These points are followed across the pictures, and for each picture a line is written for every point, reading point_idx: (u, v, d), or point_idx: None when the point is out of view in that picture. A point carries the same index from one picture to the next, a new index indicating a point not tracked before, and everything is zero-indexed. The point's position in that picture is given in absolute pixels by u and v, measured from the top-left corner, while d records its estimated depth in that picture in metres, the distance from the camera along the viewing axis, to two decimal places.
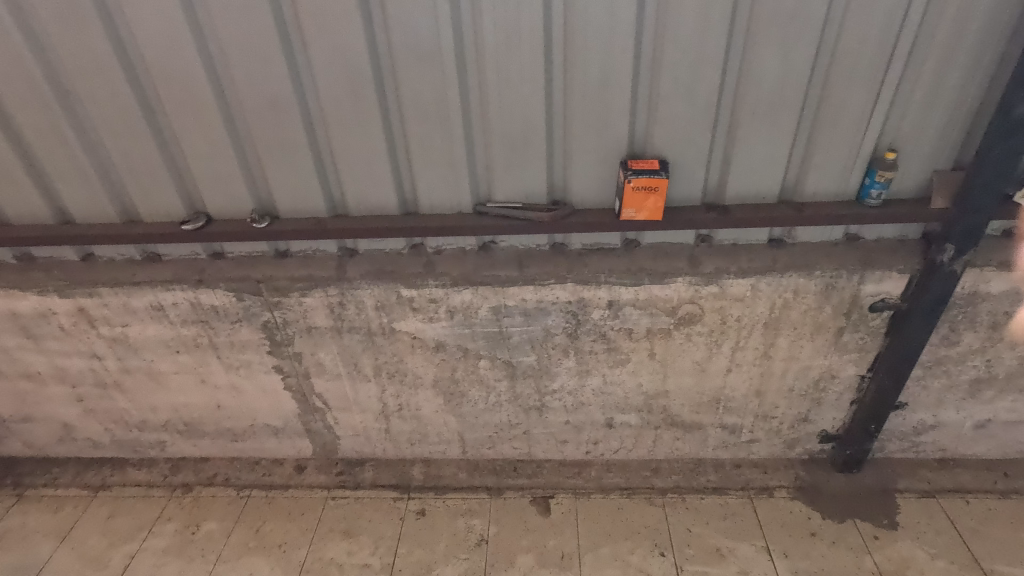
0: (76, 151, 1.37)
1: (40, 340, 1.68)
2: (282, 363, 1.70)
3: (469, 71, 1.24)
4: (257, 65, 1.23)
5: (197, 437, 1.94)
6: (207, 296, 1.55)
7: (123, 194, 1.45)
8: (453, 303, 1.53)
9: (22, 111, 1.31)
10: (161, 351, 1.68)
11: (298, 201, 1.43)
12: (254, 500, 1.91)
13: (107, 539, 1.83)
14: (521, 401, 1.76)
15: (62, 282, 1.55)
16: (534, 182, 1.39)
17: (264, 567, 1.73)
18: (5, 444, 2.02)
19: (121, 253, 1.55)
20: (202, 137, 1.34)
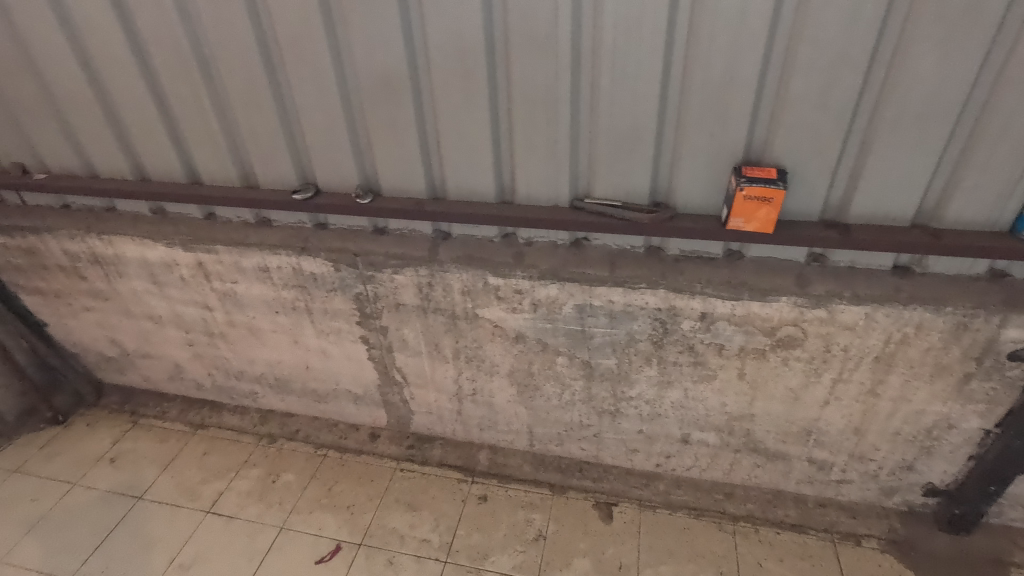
0: (210, 118, 1.48)
1: (163, 286, 1.85)
2: (368, 334, 1.77)
3: (584, 63, 1.21)
4: (378, 46, 1.27)
5: (285, 393, 2.07)
6: (308, 263, 1.63)
7: (246, 161, 1.56)
8: (538, 296, 1.52)
9: (169, 78, 1.44)
10: (263, 310, 1.81)
11: (401, 181, 1.47)
12: (329, 460, 2.02)
13: (201, 474, 2.00)
14: (595, 404, 1.72)
15: (187, 236, 1.69)
16: (636, 181, 1.34)
17: (332, 525, 1.82)
18: (127, 375, 2.26)
19: (237, 215, 1.67)
20: (320, 113, 1.40)
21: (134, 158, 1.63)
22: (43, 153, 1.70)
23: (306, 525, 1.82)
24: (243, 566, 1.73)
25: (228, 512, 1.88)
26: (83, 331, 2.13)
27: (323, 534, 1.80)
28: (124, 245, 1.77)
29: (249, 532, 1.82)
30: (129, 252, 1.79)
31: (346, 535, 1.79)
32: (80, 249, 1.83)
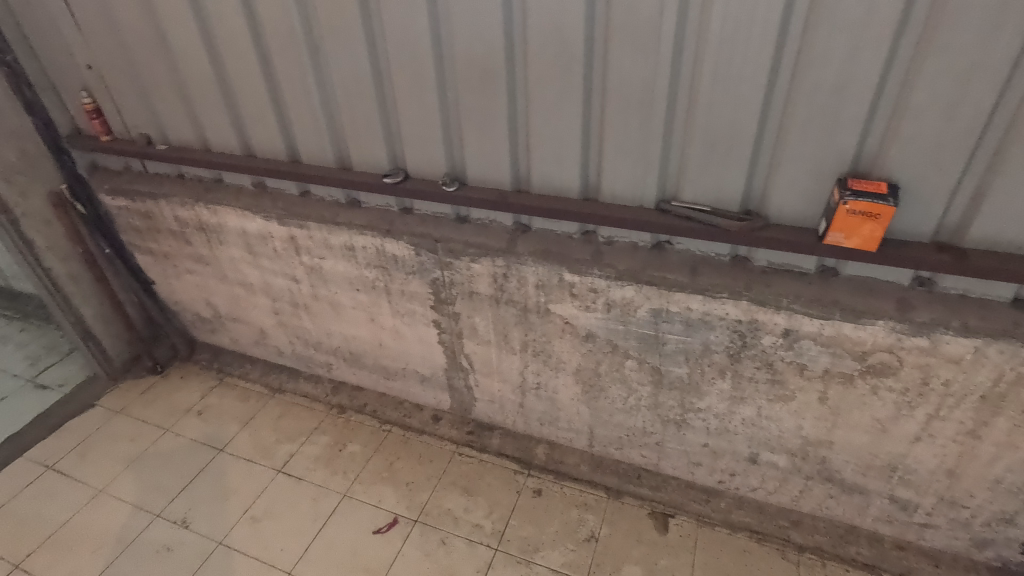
0: (314, 100, 1.56)
1: (257, 256, 1.98)
2: (440, 319, 1.81)
3: (685, 63, 1.18)
4: (478, 38, 1.29)
5: (357, 367, 2.16)
6: (391, 245, 1.69)
7: (342, 143, 1.64)
8: (613, 297, 1.50)
9: (281, 61, 1.53)
10: (344, 286, 1.89)
11: (487, 171, 1.50)
12: (393, 436, 2.09)
13: (275, 435, 2.13)
14: (661, 411, 1.68)
15: (283, 211, 1.80)
16: (729, 186, 1.29)
17: (391, 499, 1.89)
18: (218, 335, 2.44)
19: (330, 195, 1.76)
20: (417, 100, 1.44)
21: (243, 134, 1.75)
22: (166, 126, 1.85)
23: (366, 495, 1.90)
24: (306, 526, 1.82)
25: (297, 474, 1.99)
26: (185, 291, 2.31)
27: (382, 506, 1.86)
28: (227, 215, 1.91)
29: (315, 494, 1.91)
30: (230, 222, 1.92)
31: (403, 510, 1.85)
32: (189, 216, 1.99)
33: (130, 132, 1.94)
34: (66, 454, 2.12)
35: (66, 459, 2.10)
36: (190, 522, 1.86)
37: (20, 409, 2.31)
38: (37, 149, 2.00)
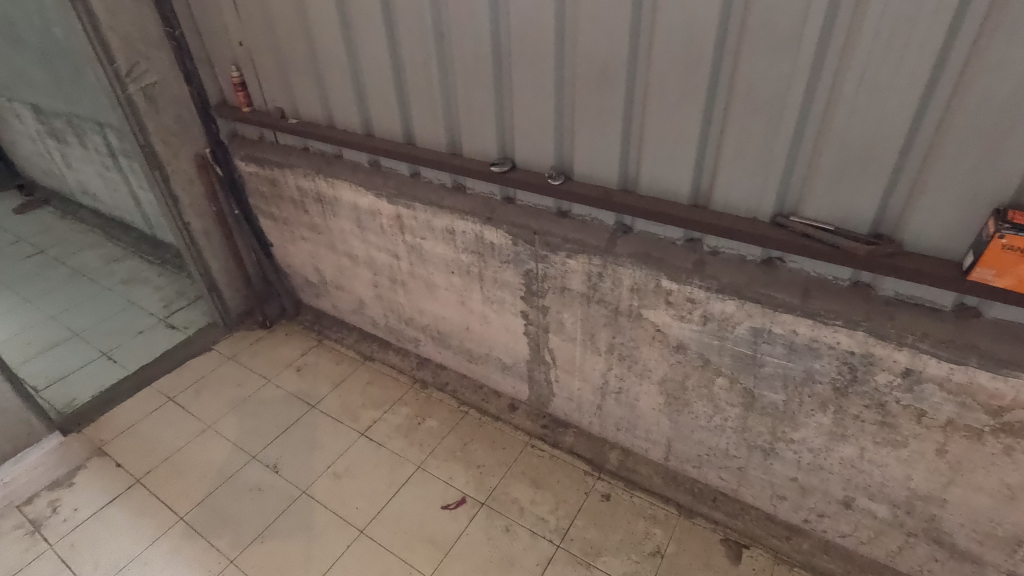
0: (434, 86, 1.62)
1: (365, 231, 2.10)
2: (529, 311, 1.83)
3: (826, 69, 1.10)
4: (603, 33, 1.27)
5: (443, 347, 2.23)
6: (490, 233, 1.72)
7: (455, 129, 1.68)
8: (712, 310, 1.43)
9: (408, 46, 1.59)
10: (441, 268, 1.96)
11: (595, 168, 1.48)
12: (469, 418, 2.15)
13: (362, 400, 2.26)
14: (748, 436, 1.59)
15: (393, 190, 1.89)
16: (859, 206, 1.18)
17: (461, 478, 1.94)
18: (321, 300, 2.62)
19: (437, 178, 1.82)
20: (533, 92, 1.45)
21: (365, 114, 1.85)
22: (298, 101, 2.00)
23: (438, 471, 1.97)
24: (381, 490, 1.92)
25: (378, 440, 2.09)
26: (297, 256, 2.50)
27: (452, 484, 1.92)
28: (342, 189, 2.03)
29: (391, 462, 2.01)
30: (344, 196, 2.05)
31: (472, 491, 1.90)
32: (309, 187, 2.15)
33: (267, 105, 2.12)
34: (185, 389, 2.37)
35: (185, 393, 2.36)
36: (280, 467, 2.02)
37: (153, 344, 2.61)
38: (190, 115, 2.24)
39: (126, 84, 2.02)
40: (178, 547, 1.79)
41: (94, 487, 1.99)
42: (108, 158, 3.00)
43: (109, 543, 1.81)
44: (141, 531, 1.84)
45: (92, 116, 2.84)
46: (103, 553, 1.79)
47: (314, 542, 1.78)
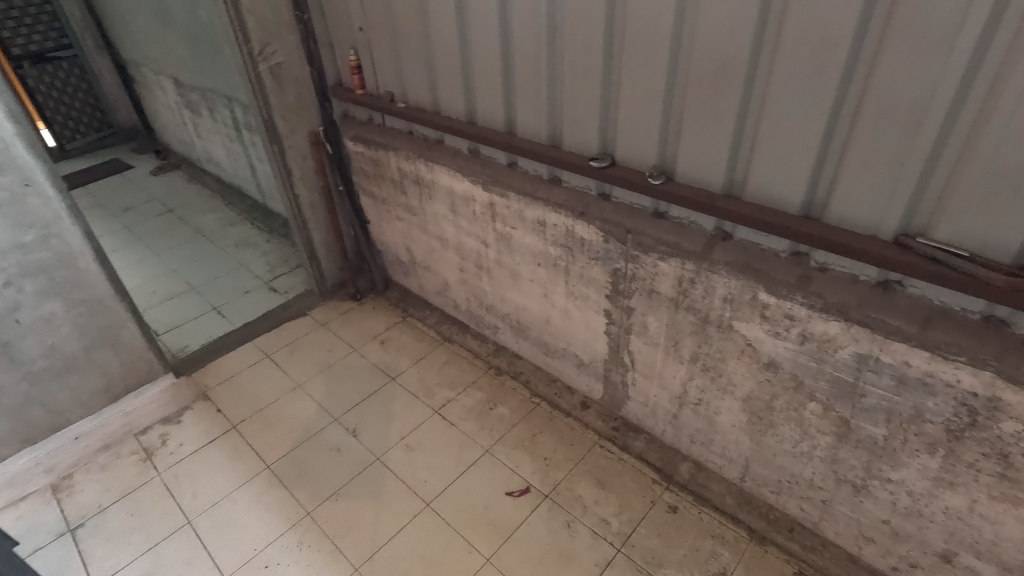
0: (541, 78, 1.62)
1: (458, 216, 2.15)
2: (612, 310, 1.80)
3: (980, 80, 0.99)
4: (725, 30, 1.22)
5: (521, 337, 2.25)
6: (582, 228, 1.71)
7: (557, 121, 1.68)
8: (812, 329, 1.34)
9: (519, 36, 1.60)
10: (527, 259, 1.98)
11: (699, 170, 1.43)
12: (540, 410, 2.16)
13: (438, 379, 2.34)
14: (837, 468, 1.48)
15: (489, 178, 1.92)
16: (1002, 233, 1.06)
17: (527, 468, 1.96)
18: (408, 279, 2.72)
19: (534, 169, 1.83)
20: (642, 89, 1.42)
21: (470, 102, 1.90)
22: (408, 86, 2.08)
23: (506, 457, 1.99)
24: (449, 468, 1.97)
25: (450, 419, 2.16)
26: (391, 235, 2.62)
27: (518, 472, 1.94)
28: (440, 174, 2.09)
29: (461, 442, 2.06)
30: (442, 180, 2.11)
31: (537, 482, 1.91)
32: (409, 169, 2.23)
33: (379, 88, 2.22)
34: (280, 349, 2.56)
35: (280, 352, 2.54)
36: (358, 432, 2.13)
37: (256, 304, 2.84)
38: (309, 94, 2.39)
39: (257, 63, 2.19)
40: (263, 492, 1.94)
41: (197, 427, 2.20)
42: (234, 130, 3.27)
43: (206, 478, 2.00)
44: (234, 472, 2.01)
45: (224, 91, 3.11)
46: (201, 487, 1.97)
47: (383, 507, 1.86)
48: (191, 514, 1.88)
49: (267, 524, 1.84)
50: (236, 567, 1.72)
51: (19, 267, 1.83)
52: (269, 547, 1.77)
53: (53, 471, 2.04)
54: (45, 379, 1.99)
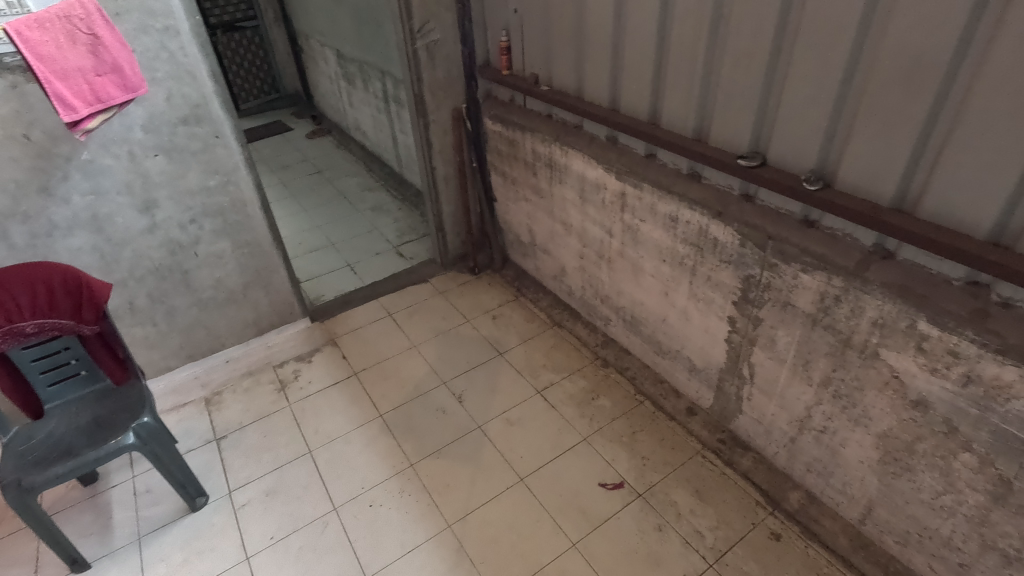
0: (696, 68, 1.55)
1: (586, 203, 2.15)
2: (738, 318, 1.71)
3: None
4: (925, 26, 1.09)
5: (633, 332, 2.22)
6: (717, 228, 1.64)
7: (707, 115, 1.61)
8: (980, 371, 1.18)
9: (679, 23, 1.55)
10: (652, 254, 1.93)
11: (866, 179, 1.30)
12: (642, 409, 2.12)
13: (544, 361, 2.37)
14: (985, 532, 1.30)
15: (624, 167, 1.89)
16: None
17: (623, 463, 1.93)
18: (526, 260, 2.77)
19: (673, 162, 1.76)
20: (811, 86, 1.32)
21: (615, 89, 1.87)
22: (554, 70, 2.09)
23: (602, 449, 1.99)
24: (546, 449, 2.01)
25: (551, 402, 2.18)
26: (516, 215, 2.67)
27: (613, 466, 1.93)
28: (574, 159, 2.09)
29: (559, 426, 2.08)
30: (575, 166, 2.11)
31: (631, 479, 1.88)
32: (543, 152, 2.25)
33: (524, 70, 2.26)
34: (401, 310, 2.74)
35: (401, 312, 2.72)
36: (463, 399, 2.23)
37: (384, 266, 3.05)
38: (458, 72, 2.49)
39: (415, 39, 2.32)
40: (374, 438, 2.10)
41: (324, 369, 2.42)
42: (383, 102, 3.50)
43: (327, 416, 2.20)
44: (350, 415, 2.20)
45: (380, 65, 3.33)
46: (322, 423, 2.18)
47: (479, 474, 1.94)
48: (311, 445, 2.09)
49: (375, 468, 1.99)
50: (345, 500, 1.89)
51: (202, 208, 2.11)
52: (374, 489, 1.92)
53: (207, 386, 2.36)
54: (210, 306, 2.30)
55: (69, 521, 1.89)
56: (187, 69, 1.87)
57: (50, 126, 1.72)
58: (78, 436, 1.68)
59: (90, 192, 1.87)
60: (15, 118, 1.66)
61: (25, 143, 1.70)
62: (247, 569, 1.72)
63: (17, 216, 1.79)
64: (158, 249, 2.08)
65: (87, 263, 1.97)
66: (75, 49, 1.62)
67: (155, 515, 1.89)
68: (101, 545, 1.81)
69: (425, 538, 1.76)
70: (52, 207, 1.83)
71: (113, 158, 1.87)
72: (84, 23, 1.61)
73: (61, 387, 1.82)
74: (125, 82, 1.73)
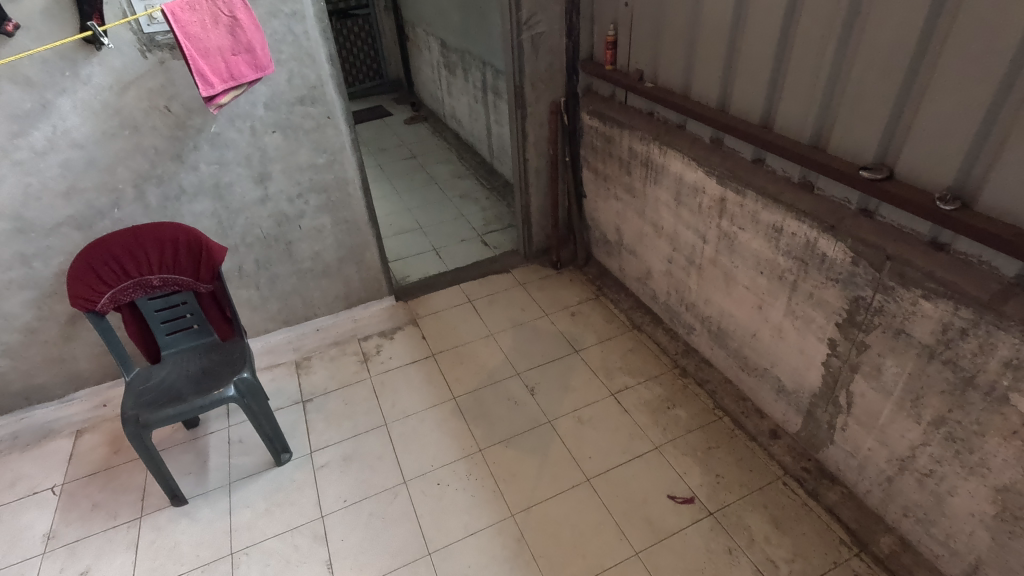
0: (821, 71, 1.45)
1: (681, 206, 2.07)
2: (840, 341, 1.59)
3: None
4: None
5: (718, 344, 2.12)
6: (827, 243, 1.52)
7: (828, 121, 1.49)
8: None
9: (807, 19, 1.44)
10: (749, 265, 1.83)
11: (1015, 202, 1.16)
12: (721, 424, 2.03)
13: (620, 364, 2.32)
14: None
15: (727, 171, 1.80)
16: None
17: (695, 478, 1.86)
18: (611, 260, 2.73)
19: (783, 169, 1.66)
20: (959, 95, 1.19)
21: (726, 89, 1.78)
22: (661, 66, 2.02)
23: (674, 461, 1.92)
24: (615, 452, 1.97)
25: (625, 406, 2.14)
26: (605, 213, 2.63)
27: (684, 479, 1.86)
28: (673, 160, 2.02)
29: (631, 431, 2.04)
30: (673, 167, 2.04)
31: (703, 496, 1.81)
32: (640, 150, 2.20)
33: (629, 66, 2.20)
34: (481, 297, 2.78)
35: (481, 300, 2.76)
36: (535, 391, 2.24)
37: (468, 253, 3.11)
38: (560, 65, 2.48)
39: (522, 30, 2.33)
40: (446, 419, 2.15)
41: (404, 347, 2.51)
42: (481, 92, 3.56)
43: (404, 393, 2.28)
44: (425, 395, 2.26)
45: (482, 56, 3.38)
46: (398, 398, 2.26)
47: (546, 468, 1.94)
48: (387, 418, 2.18)
49: (445, 448, 2.04)
50: (415, 475, 1.95)
51: (310, 184, 2.24)
52: (443, 468, 1.97)
53: (299, 350, 2.51)
54: (307, 276, 2.45)
55: (173, 459, 2.08)
56: (309, 52, 1.99)
57: (188, 100, 1.90)
58: (187, 384, 1.84)
59: (215, 162, 2.04)
60: (159, 91, 1.85)
61: (166, 114, 1.89)
62: (321, 526, 1.82)
63: (153, 179, 1.98)
64: (267, 219, 2.24)
65: (207, 227, 2.15)
66: (217, 30, 1.69)
67: (245, 464, 2.05)
68: (198, 484, 1.99)
69: (488, 524, 1.79)
70: (182, 173, 2.01)
71: (237, 133, 2.02)
72: (226, 5, 1.69)
73: (177, 337, 2.02)
74: (256, 62, 1.80)
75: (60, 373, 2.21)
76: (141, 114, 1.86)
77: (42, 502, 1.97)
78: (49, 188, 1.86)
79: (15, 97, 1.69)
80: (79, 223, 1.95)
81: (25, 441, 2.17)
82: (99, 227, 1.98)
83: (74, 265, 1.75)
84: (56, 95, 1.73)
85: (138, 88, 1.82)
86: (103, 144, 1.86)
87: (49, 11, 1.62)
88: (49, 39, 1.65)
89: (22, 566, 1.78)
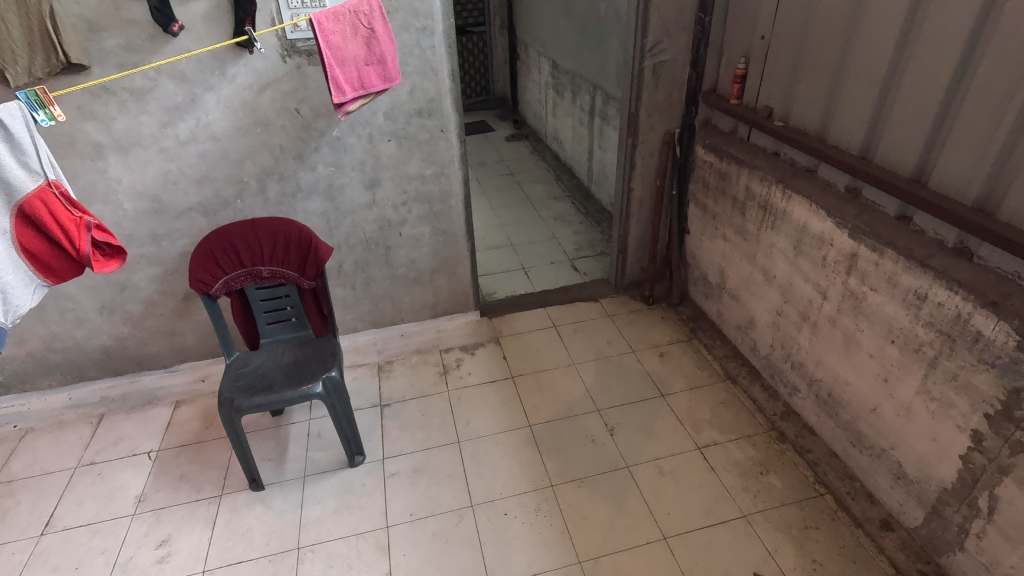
0: (1002, 125, 1.26)
1: (800, 256, 1.90)
2: (987, 435, 1.37)
3: None
4: None
5: (826, 412, 1.92)
6: (985, 321, 1.32)
7: (1002, 183, 1.30)
8: None
9: (989, 65, 1.27)
10: (878, 332, 1.64)
11: None
12: (821, 502, 1.83)
13: (710, 416, 2.16)
14: None
15: (863, 225, 1.62)
16: None
17: (788, 559, 1.67)
18: (709, 302, 2.57)
19: (935, 231, 1.47)
20: None
21: (872, 135, 1.61)
22: (795, 105, 1.88)
23: (764, 535, 1.74)
24: (697, 513, 1.82)
25: (711, 463, 1.98)
26: (708, 253, 2.49)
27: (775, 558, 1.68)
28: (797, 206, 1.86)
29: (717, 493, 1.88)
30: (797, 213, 1.88)
31: None
32: (759, 192, 2.05)
33: (758, 102, 2.07)
34: (566, 324, 2.70)
35: (566, 326, 2.68)
36: (615, 432, 2.12)
37: (558, 276, 3.05)
38: (679, 96, 2.38)
39: (644, 58, 2.26)
40: (519, 447, 2.09)
41: (484, 365, 2.49)
42: (588, 116, 3.52)
43: (479, 412, 2.25)
44: (501, 417, 2.22)
45: (593, 80, 3.34)
46: (473, 417, 2.23)
47: (620, 518, 1.82)
48: (460, 436, 2.15)
49: (516, 477, 1.98)
50: (482, 500, 1.90)
51: (415, 193, 2.28)
52: (511, 499, 1.90)
53: (382, 353, 2.55)
54: (400, 282, 2.49)
55: (255, 443, 2.16)
56: (433, 67, 2.03)
57: (317, 104, 1.99)
58: (279, 375, 1.90)
59: (332, 164, 2.13)
60: (292, 94, 1.95)
61: (295, 116, 1.99)
62: (385, 536, 1.81)
63: (275, 175, 2.09)
64: (371, 223, 2.30)
65: (315, 225, 2.24)
66: (355, 40, 1.76)
67: (320, 459, 2.08)
68: (275, 472, 2.04)
69: (553, 567, 1.69)
70: (302, 172, 2.11)
71: (356, 139, 2.10)
72: (366, 17, 1.75)
73: (275, 327, 2.11)
74: (385, 72, 1.85)
75: (169, 345, 2.37)
76: (273, 115, 1.97)
77: (138, 465, 2.10)
78: (185, 175, 2.00)
79: (170, 91, 1.84)
80: (206, 210, 2.09)
81: (131, 404, 2.34)
82: (222, 215, 2.11)
83: (197, 249, 1.87)
84: (204, 91, 1.87)
85: (274, 90, 1.93)
86: (237, 140, 1.98)
87: (210, 16, 1.76)
88: (206, 41, 1.79)
89: (114, 523, 1.89)
